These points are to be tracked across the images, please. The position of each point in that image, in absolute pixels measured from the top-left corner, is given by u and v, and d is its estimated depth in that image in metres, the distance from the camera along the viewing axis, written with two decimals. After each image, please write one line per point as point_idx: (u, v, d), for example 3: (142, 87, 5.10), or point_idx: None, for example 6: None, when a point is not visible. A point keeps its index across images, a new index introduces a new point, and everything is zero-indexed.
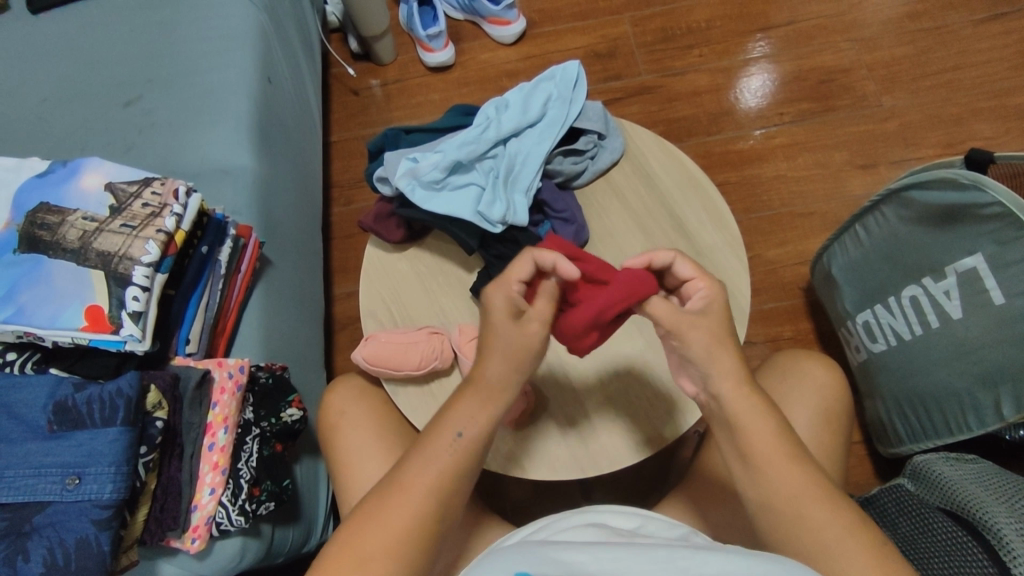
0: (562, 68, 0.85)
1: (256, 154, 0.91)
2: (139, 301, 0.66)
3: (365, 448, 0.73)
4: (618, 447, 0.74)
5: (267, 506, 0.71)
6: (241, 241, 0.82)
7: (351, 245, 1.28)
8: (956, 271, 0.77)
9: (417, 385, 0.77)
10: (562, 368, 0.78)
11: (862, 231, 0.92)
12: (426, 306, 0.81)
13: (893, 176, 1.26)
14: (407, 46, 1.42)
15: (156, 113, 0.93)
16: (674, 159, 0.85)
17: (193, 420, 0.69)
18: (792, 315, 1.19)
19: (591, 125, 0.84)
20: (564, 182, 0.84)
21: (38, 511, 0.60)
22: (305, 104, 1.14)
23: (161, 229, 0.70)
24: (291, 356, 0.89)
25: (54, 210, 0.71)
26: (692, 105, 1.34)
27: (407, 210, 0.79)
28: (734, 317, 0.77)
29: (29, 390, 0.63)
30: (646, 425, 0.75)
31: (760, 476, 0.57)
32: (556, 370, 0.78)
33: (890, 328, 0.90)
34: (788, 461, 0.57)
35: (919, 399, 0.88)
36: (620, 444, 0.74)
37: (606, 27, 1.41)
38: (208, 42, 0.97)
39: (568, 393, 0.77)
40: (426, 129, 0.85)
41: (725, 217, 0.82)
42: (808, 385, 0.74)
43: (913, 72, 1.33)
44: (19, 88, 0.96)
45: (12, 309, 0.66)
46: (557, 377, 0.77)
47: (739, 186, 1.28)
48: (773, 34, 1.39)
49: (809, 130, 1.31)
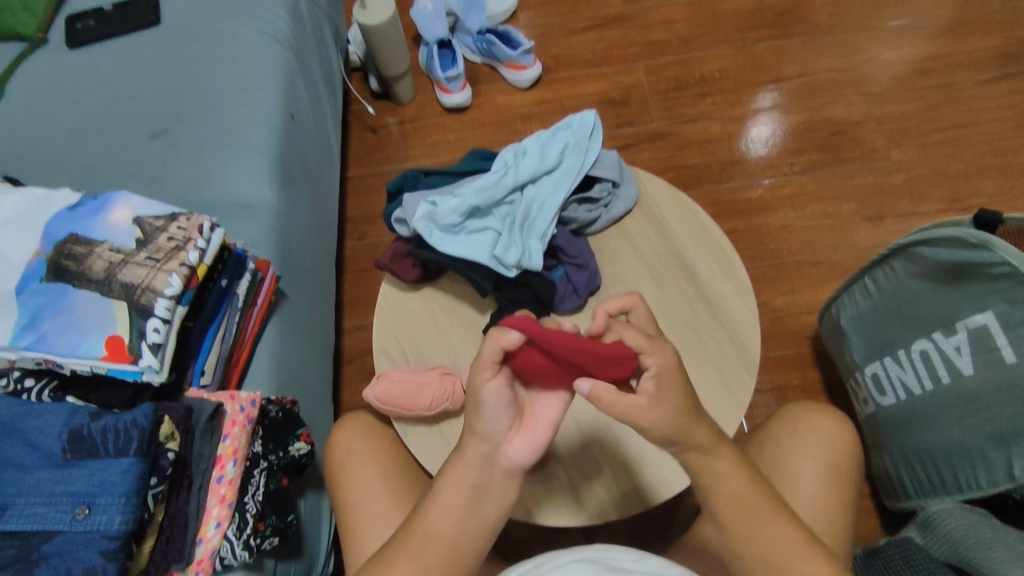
0: (579, 116, 0.87)
1: (276, 190, 0.94)
2: (159, 332, 0.68)
3: (371, 487, 0.74)
4: (615, 493, 0.74)
5: (270, 541, 0.70)
6: (258, 275, 0.84)
7: (363, 279, 1.29)
8: (966, 328, 0.77)
9: (427, 425, 0.77)
10: (579, 426, 0.77)
11: (871, 283, 0.93)
12: (438, 345, 0.81)
13: (900, 228, 1.27)
14: (426, 87, 1.47)
15: (182, 146, 0.96)
16: (686, 208, 0.87)
17: (203, 452, 0.70)
18: (800, 363, 1.19)
19: (606, 173, 0.86)
20: (579, 229, 0.85)
21: (46, 540, 0.60)
22: (325, 140, 1.17)
23: (184, 263, 0.71)
24: (301, 390, 0.89)
25: (82, 240, 0.72)
26: (703, 152, 1.37)
27: (424, 251, 0.80)
28: (745, 367, 0.77)
29: (45, 418, 0.64)
30: (642, 471, 0.75)
31: (752, 524, 0.59)
32: (574, 428, 0.77)
33: (900, 382, 0.89)
34: (769, 513, 0.59)
35: (928, 456, 0.87)
36: (615, 491, 0.74)
37: (619, 74, 1.45)
38: (235, 79, 1.00)
39: (585, 452, 0.76)
40: (445, 172, 0.87)
41: (735, 266, 0.83)
42: (819, 438, 0.74)
43: (921, 127, 1.36)
44: (51, 118, 1.00)
45: (34, 336, 0.68)
46: (572, 434, 0.77)
47: (748, 234, 1.29)
48: (784, 86, 1.42)
49: (817, 180, 1.33)
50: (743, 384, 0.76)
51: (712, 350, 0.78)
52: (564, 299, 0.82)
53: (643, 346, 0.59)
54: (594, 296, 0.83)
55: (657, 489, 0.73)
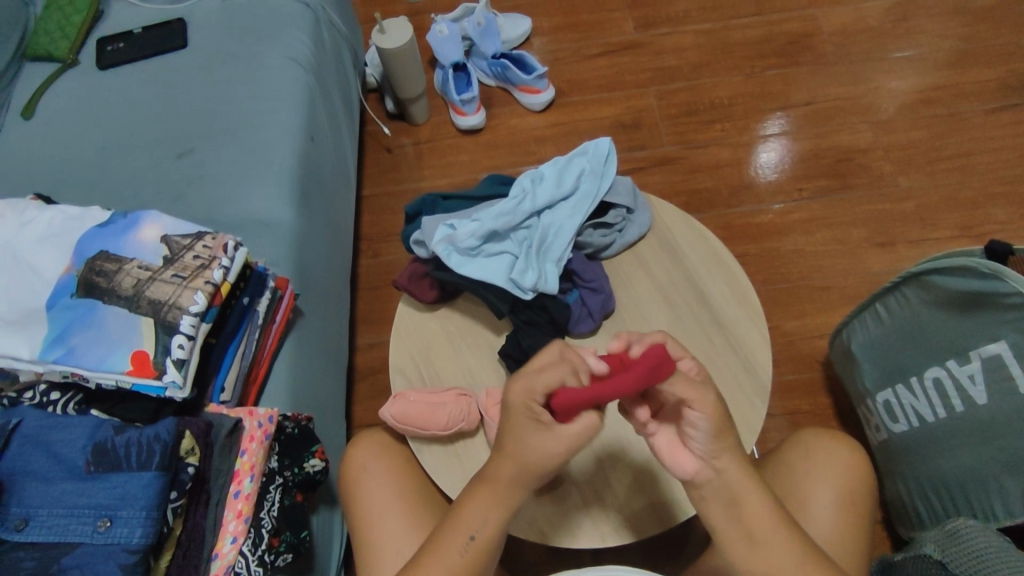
0: (595, 143, 0.89)
1: (296, 209, 0.96)
2: (183, 348, 0.70)
3: (387, 506, 0.75)
4: (630, 509, 0.74)
5: (284, 557, 0.73)
6: (278, 293, 0.85)
7: (376, 296, 1.31)
8: (980, 356, 0.78)
9: (442, 444, 0.78)
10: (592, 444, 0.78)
11: (882, 309, 0.94)
12: (453, 366, 0.83)
13: (910, 254, 1.28)
14: (440, 109, 1.50)
15: (206, 165, 0.98)
16: (699, 234, 0.88)
17: (221, 467, 0.71)
18: (811, 388, 1.19)
19: (620, 200, 0.87)
20: (593, 253, 0.87)
21: (67, 552, 0.61)
22: (343, 160, 1.19)
23: (209, 281, 0.73)
24: (316, 406, 0.91)
25: (112, 258, 0.74)
26: (713, 177, 1.38)
27: (441, 273, 0.82)
28: (756, 392, 0.78)
29: (70, 431, 0.66)
30: (656, 489, 0.75)
31: (767, 544, 0.60)
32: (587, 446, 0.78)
33: (912, 409, 0.89)
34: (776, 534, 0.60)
35: (942, 481, 0.87)
36: (630, 506, 0.75)
37: (631, 99, 1.48)
38: (259, 101, 1.03)
39: (599, 469, 0.77)
40: (463, 196, 0.89)
41: (747, 292, 0.84)
42: (832, 463, 0.74)
43: (929, 155, 1.37)
44: (81, 136, 1.02)
45: (62, 350, 0.70)
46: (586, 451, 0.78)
47: (759, 258, 1.30)
48: (792, 113, 1.44)
49: (827, 206, 1.34)
50: (755, 409, 0.77)
51: (724, 375, 0.79)
52: (579, 321, 0.83)
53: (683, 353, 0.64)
54: (608, 320, 0.84)
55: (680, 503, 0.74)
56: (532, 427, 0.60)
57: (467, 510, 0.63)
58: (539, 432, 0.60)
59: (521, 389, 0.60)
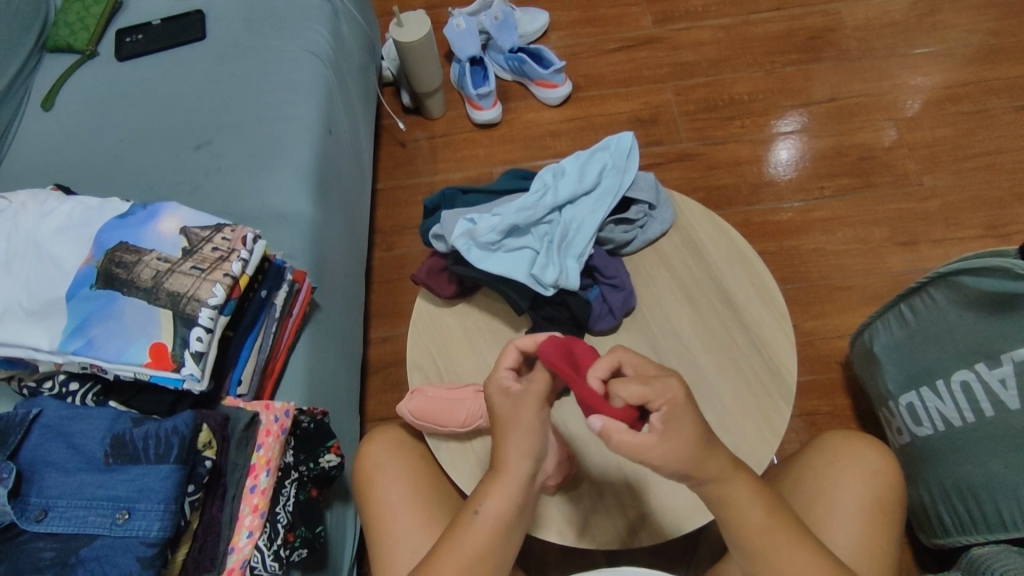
0: (616, 139, 0.88)
1: (314, 202, 0.95)
2: (202, 341, 0.70)
3: (402, 502, 0.74)
4: (629, 517, 0.73)
5: (299, 552, 0.72)
6: (296, 286, 0.85)
7: (390, 290, 1.30)
8: (1012, 359, 0.75)
9: (459, 442, 0.77)
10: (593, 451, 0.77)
11: (907, 311, 0.92)
12: (471, 362, 0.82)
13: (933, 254, 1.26)
14: (456, 103, 1.49)
15: (224, 156, 0.98)
16: (721, 231, 0.87)
17: (238, 461, 0.70)
18: (831, 390, 1.17)
19: (643, 196, 0.86)
20: (615, 250, 0.86)
21: (86, 543, 0.60)
22: (360, 154, 1.18)
23: (228, 273, 0.73)
24: (331, 401, 0.90)
25: (132, 249, 0.74)
26: (733, 174, 1.36)
27: (461, 268, 0.81)
28: (780, 394, 0.76)
29: (90, 422, 0.66)
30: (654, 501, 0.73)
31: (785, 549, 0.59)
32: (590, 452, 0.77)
33: (937, 413, 0.88)
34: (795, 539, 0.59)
35: (969, 488, 0.84)
36: (631, 512, 0.73)
37: (649, 94, 1.46)
38: (277, 93, 1.03)
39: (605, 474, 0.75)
40: (482, 191, 0.88)
41: (771, 292, 0.82)
42: (859, 470, 0.72)
43: (955, 153, 1.34)
44: (99, 127, 1.02)
45: (81, 341, 0.69)
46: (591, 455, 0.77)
47: (778, 255, 1.28)
48: (813, 110, 1.42)
49: (848, 204, 1.32)
50: (778, 412, 0.75)
51: (747, 376, 0.78)
52: (600, 319, 0.81)
53: (648, 394, 0.57)
54: (628, 318, 0.83)
55: (669, 518, 0.72)
56: (504, 402, 0.63)
57: (475, 498, 0.63)
58: (507, 402, 0.63)
59: (497, 377, 0.65)
